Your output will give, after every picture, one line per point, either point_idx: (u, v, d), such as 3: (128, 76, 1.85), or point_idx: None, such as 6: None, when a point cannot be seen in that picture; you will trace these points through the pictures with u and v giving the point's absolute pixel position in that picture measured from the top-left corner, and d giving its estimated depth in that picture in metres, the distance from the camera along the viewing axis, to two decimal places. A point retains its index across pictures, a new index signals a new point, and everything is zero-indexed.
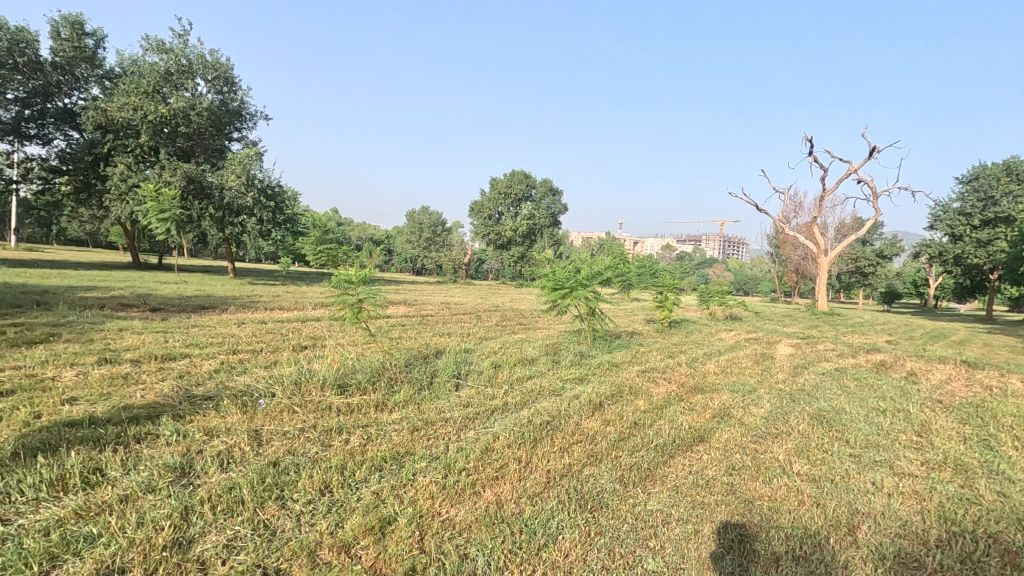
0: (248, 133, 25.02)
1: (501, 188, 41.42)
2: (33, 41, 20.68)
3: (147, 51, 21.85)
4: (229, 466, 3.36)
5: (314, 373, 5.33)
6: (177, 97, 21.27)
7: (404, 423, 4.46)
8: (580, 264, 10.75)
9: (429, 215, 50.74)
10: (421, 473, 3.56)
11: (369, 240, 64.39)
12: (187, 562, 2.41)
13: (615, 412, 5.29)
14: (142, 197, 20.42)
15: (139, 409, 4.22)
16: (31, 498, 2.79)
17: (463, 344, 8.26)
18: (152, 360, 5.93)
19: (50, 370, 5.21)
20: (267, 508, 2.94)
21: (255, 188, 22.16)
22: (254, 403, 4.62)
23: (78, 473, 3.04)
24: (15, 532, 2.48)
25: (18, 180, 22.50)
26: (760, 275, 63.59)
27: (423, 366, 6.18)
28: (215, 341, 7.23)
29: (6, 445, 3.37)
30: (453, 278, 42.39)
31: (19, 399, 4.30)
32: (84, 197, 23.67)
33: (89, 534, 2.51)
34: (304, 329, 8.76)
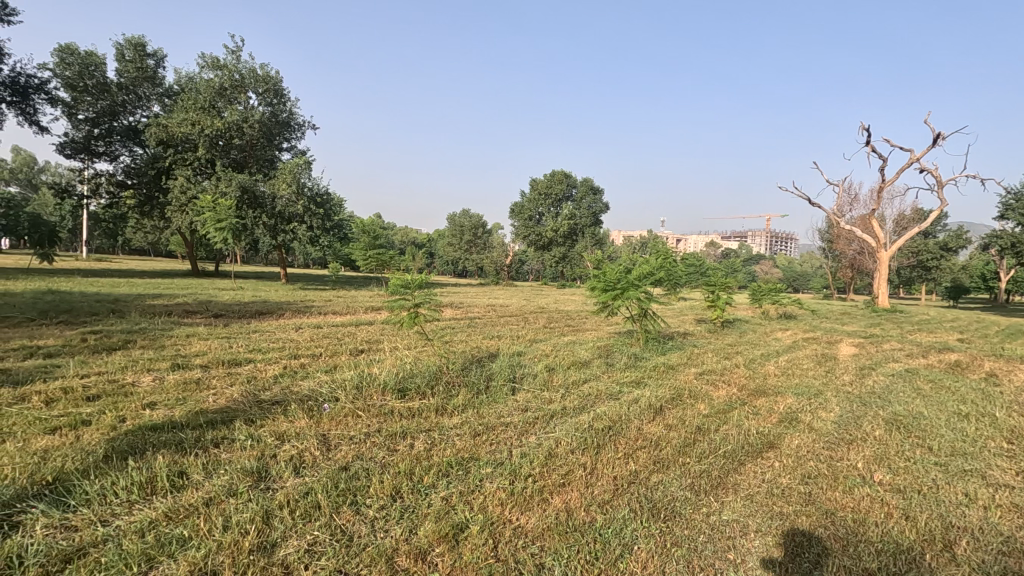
0: (297, 143, 25.80)
1: (541, 189, 41.44)
2: (100, 65, 22.19)
3: (203, 69, 22.87)
4: (302, 471, 3.44)
5: (374, 377, 5.41)
6: (231, 111, 22.22)
7: (466, 427, 4.47)
8: (629, 264, 10.57)
9: (470, 218, 51.23)
10: (488, 479, 3.54)
11: (411, 244, 65.59)
12: (273, 567, 2.47)
13: (676, 416, 5.14)
14: (200, 208, 21.37)
15: (213, 414, 4.38)
16: (124, 501, 2.92)
17: (516, 347, 8.22)
18: (220, 366, 6.16)
19: (130, 375, 5.50)
20: (343, 514, 2.98)
21: (304, 196, 22.91)
22: (319, 407, 4.73)
23: (165, 476, 3.16)
24: (113, 533, 2.60)
25: (89, 195, 23.96)
26: (811, 271, 61.18)
27: (478, 370, 6.17)
28: (276, 346, 7.45)
29: (97, 448, 3.56)
30: (495, 280, 42.61)
31: (105, 404, 4.55)
32: (148, 209, 24.98)
33: (180, 536, 2.61)
34: (359, 333, 8.94)
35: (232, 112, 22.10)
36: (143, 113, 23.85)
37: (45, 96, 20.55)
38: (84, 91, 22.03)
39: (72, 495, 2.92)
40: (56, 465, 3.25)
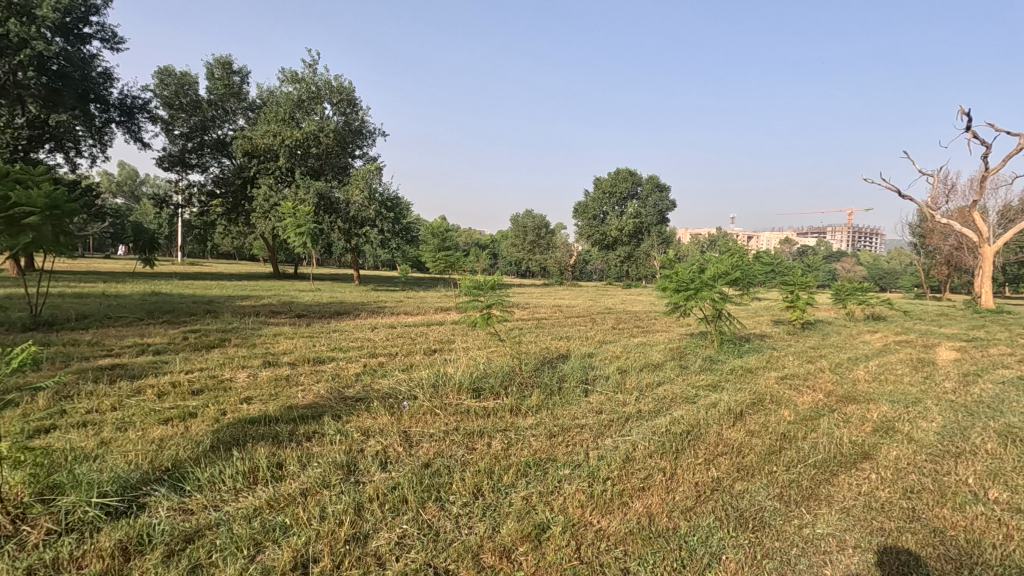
0: (368, 150, 26.82)
1: (605, 188, 40.97)
2: (193, 84, 24.06)
3: (283, 83, 24.25)
4: (387, 466, 3.59)
5: (450, 377, 5.53)
6: (309, 122, 23.44)
7: (541, 428, 4.49)
8: (702, 263, 10.24)
9: (533, 219, 51.52)
10: (567, 481, 3.55)
11: (475, 245, 66.68)
12: (367, 556, 2.59)
13: (758, 423, 4.92)
14: (281, 214, 22.70)
15: (303, 409, 4.64)
16: (231, 488, 3.16)
17: (586, 348, 8.15)
18: (306, 363, 6.53)
19: (228, 372, 5.93)
20: (428, 509, 3.08)
21: (376, 201, 23.79)
22: (400, 405, 4.90)
23: (266, 467, 3.39)
24: (224, 518, 2.81)
25: (184, 204, 26.06)
26: (900, 269, 56.81)
27: (550, 371, 6.18)
28: (355, 346, 7.78)
29: (205, 438, 3.87)
30: (559, 280, 42.55)
31: (208, 398, 4.94)
32: (234, 216, 26.88)
33: (283, 523, 2.79)
34: (431, 333, 9.16)
35: (309, 123, 23.29)
36: (230, 126, 25.64)
37: (147, 115, 22.57)
38: (179, 108, 23.98)
39: (187, 480, 3.20)
40: (171, 452, 3.57)
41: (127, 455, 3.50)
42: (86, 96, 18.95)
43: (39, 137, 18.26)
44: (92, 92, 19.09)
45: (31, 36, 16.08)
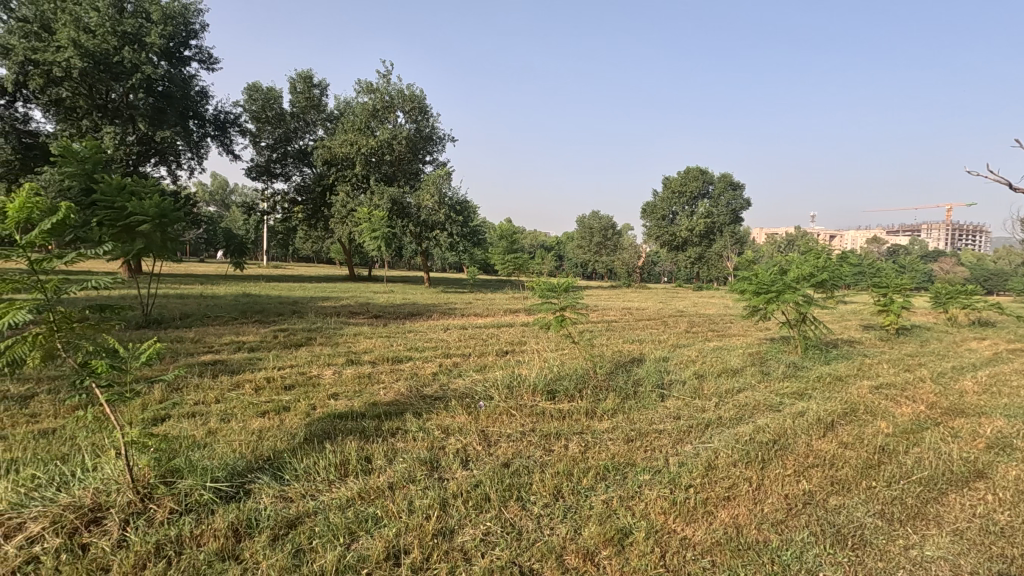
0: (439, 155, 27.52)
1: (675, 187, 39.81)
2: (278, 98, 25.65)
3: (359, 93, 25.35)
4: (468, 464, 3.68)
5: (525, 378, 5.58)
6: (383, 130, 24.38)
7: (618, 432, 4.44)
8: (784, 264, 9.73)
9: (599, 220, 51.16)
10: (647, 486, 3.48)
11: (540, 247, 66.96)
12: (454, 551, 2.66)
13: (852, 434, 4.61)
14: (357, 220, 23.76)
15: (386, 406, 4.85)
16: (325, 478, 3.35)
17: (660, 352, 7.96)
18: (385, 362, 6.80)
19: (315, 369, 6.28)
20: (510, 508, 3.12)
21: (445, 205, 24.37)
22: (476, 404, 5.01)
23: (355, 460, 3.57)
24: (321, 506, 2.99)
25: (269, 211, 27.89)
26: (1010, 270, 51.41)
27: (624, 374, 6.10)
28: (430, 346, 8.01)
29: (300, 431, 4.14)
30: (627, 282, 41.89)
31: (299, 393, 5.26)
32: (314, 221, 28.44)
33: (374, 514, 2.92)
34: (503, 335, 9.28)
35: (383, 131, 24.24)
36: (310, 137, 27.14)
37: (238, 129, 24.32)
38: (266, 121, 25.71)
39: (285, 470, 3.42)
40: (270, 443, 3.83)
41: (232, 443, 3.80)
42: (186, 113, 20.66)
43: (147, 153, 20.00)
44: (191, 110, 20.79)
45: (141, 62, 17.76)
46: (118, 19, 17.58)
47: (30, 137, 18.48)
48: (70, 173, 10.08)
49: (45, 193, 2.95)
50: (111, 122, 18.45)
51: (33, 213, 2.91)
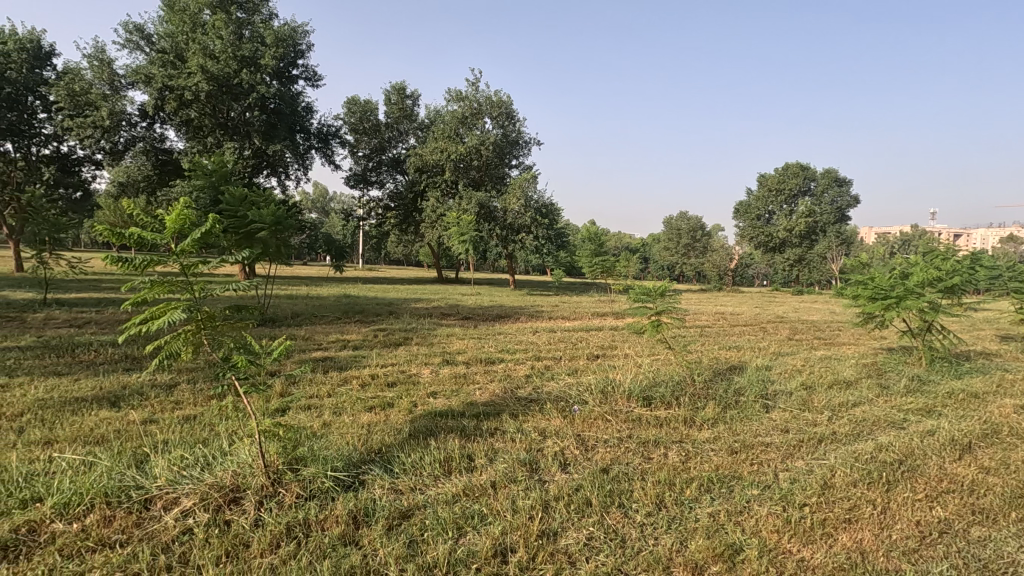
0: (525, 159, 27.80)
1: (772, 185, 37.44)
2: (374, 109, 27.11)
3: (449, 102, 26.20)
4: (567, 467, 3.70)
5: (619, 384, 5.49)
6: (471, 136, 25.02)
7: (721, 443, 4.25)
8: (905, 266, 8.84)
9: (689, 221, 49.44)
10: (757, 502, 3.31)
11: (625, 249, 65.78)
12: (559, 553, 2.68)
13: (995, 459, 4.10)
14: (447, 224, 24.62)
15: (483, 406, 4.97)
16: (431, 474, 3.49)
17: (761, 360, 7.54)
18: (479, 363, 6.98)
19: (414, 368, 6.58)
20: (612, 514, 3.09)
21: (531, 208, 24.53)
22: (570, 408, 5.01)
23: (458, 458, 3.69)
24: (429, 501, 3.12)
25: (365, 217, 29.55)
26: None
27: (724, 383, 5.84)
28: (521, 348, 8.12)
29: (405, 426, 4.36)
30: (719, 285, 40.09)
31: (401, 390, 5.54)
32: (405, 226, 29.72)
33: (479, 512, 3.01)
34: (591, 339, 9.21)
35: (472, 138, 24.88)
36: (403, 145, 28.44)
37: (338, 140, 25.98)
38: (363, 133, 27.28)
39: (395, 463, 3.62)
40: (380, 437, 4.07)
41: (345, 436, 4.07)
42: (294, 127, 22.36)
43: (260, 165, 21.86)
44: (298, 124, 22.47)
45: (256, 82, 19.45)
46: (238, 45, 19.39)
47: (165, 154, 20.77)
48: (201, 184, 11.31)
49: (194, 208, 3.31)
50: (231, 138, 20.37)
51: (184, 224, 3.26)
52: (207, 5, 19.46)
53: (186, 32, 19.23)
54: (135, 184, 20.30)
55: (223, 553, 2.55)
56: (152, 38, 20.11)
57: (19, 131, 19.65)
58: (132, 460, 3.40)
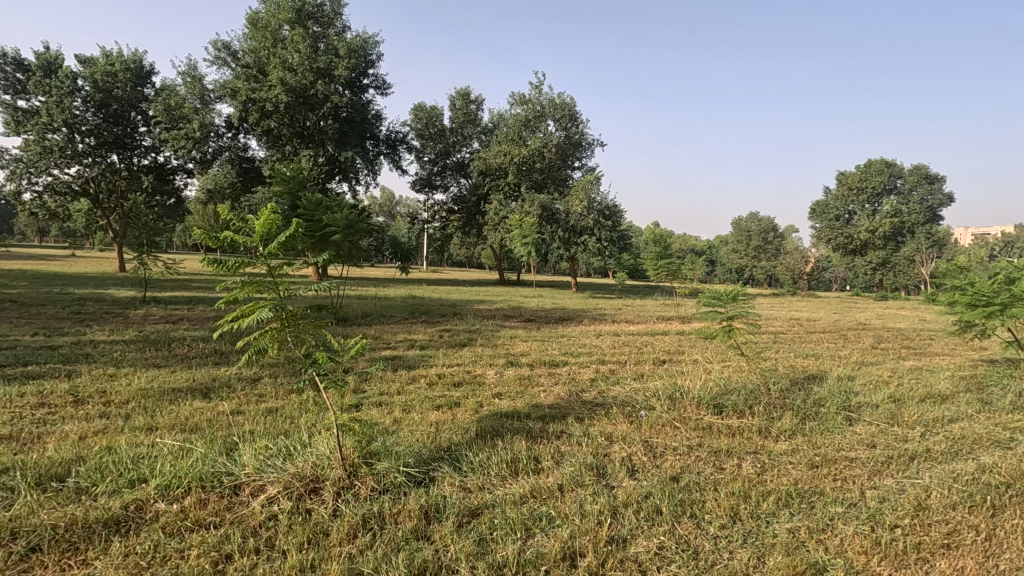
0: (588, 161, 27.54)
1: (852, 184, 35.31)
2: (439, 115, 27.77)
3: (513, 106, 26.41)
4: (636, 473, 3.63)
5: (688, 390, 5.32)
6: (534, 139, 25.11)
7: (800, 456, 4.03)
8: (1011, 269, 8.03)
9: (759, 222, 47.47)
10: (841, 520, 3.11)
11: (691, 251, 64.00)
12: (629, 561, 2.63)
13: None
14: (510, 226, 24.90)
15: (548, 409, 4.97)
16: (498, 474, 3.53)
17: (841, 369, 7.10)
18: (543, 365, 6.99)
19: (479, 368, 6.68)
20: (683, 524, 3.00)
21: (594, 210, 24.22)
22: (637, 414, 4.91)
23: (525, 460, 3.71)
24: (497, 500, 3.15)
25: (429, 220, 30.36)
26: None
27: (802, 392, 5.54)
28: (584, 351, 8.05)
29: (472, 426, 4.43)
30: (792, 289, 38.17)
31: (467, 390, 5.63)
32: (468, 228, 30.23)
33: (547, 514, 3.01)
34: (657, 343, 8.99)
35: (534, 141, 24.94)
36: (467, 150, 28.90)
37: (405, 146, 26.81)
38: (428, 138, 28.02)
39: (463, 461, 3.68)
40: (448, 434, 4.17)
41: (415, 432, 4.19)
42: (364, 134, 23.27)
43: (333, 171, 22.91)
44: (368, 132, 23.35)
45: (330, 92, 20.40)
46: (314, 57, 20.42)
47: (247, 162, 22.15)
48: (281, 190, 12.03)
49: (280, 212, 3.50)
50: (307, 146, 21.47)
51: (271, 228, 3.45)
52: (287, 21, 20.59)
53: (267, 47, 20.44)
54: (222, 191, 21.82)
55: (305, 540, 2.68)
56: (238, 55, 21.55)
57: (123, 144, 21.62)
58: (224, 448, 3.66)
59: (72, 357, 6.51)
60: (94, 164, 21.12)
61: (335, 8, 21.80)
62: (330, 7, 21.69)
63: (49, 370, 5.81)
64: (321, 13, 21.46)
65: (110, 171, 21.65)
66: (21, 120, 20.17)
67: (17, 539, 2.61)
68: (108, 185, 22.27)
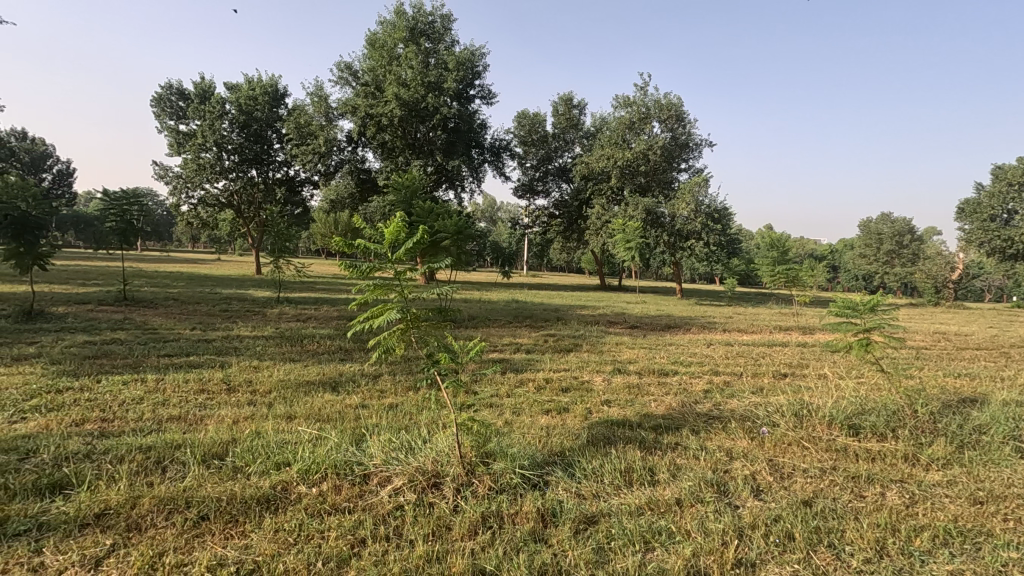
0: (695, 162, 26.36)
1: (1011, 179, 30.58)
2: (542, 121, 28.12)
3: (617, 109, 25.99)
4: (761, 494, 3.40)
5: (817, 408, 4.90)
6: (639, 141, 24.55)
7: (957, 489, 3.55)
8: None
9: (893, 223, 42.83)
10: (1017, 567, 2.68)
11: (810, 256, 59.18)
12: None
13: None
14: (613, 231, 24.57)
15: (660, 419, 4.82)
16: (612, 483, 3.47)
17: (1005, 392, 6.16)
18: (652, 374, 6.78)
19: (587, 375, 6.63)
20: (820, 553, 2.76)
21: (703, 213, 23.08)
22: (758, 429, 4.61)
23: (640, 471, 3.61)
24: (613, 510, 3.10)
25: (531, 224, 30.79)
26: None
27: (958, 417, 4.87)
28: (695, 361, 7.69)
29: (583, 432, 4.41)
30: (935, 297, 33.84)
31: (575, 396, 5.62)
32: (569, 233, 30.22)
33: (666, 528, 2.91)
34: (777, 355, 8.36)
35: (639, 143, 24.38)
36: (569, 155, 28.92)
37: (508, 153, 27.42)
38: (531, 144, 28.51)
39: (576, 468, 3.66)
40: (559, 440, 4.17)
41: (526, 435, 4.25)
42: (470, 143, 24.08)
43: (440, 179, 23.96)
44: (474, 141, 24.16)
45: (439, 104, 21.33)
46: (425, 72, 21.48)
47: (365, 173, 23.78)
48: (396, 199, 12.79)
49: (406, 220, 3.71)
50: (417, 156, 22.59)
51: (399, 234, 3.68)
52: (401, 39, 21.87)
53: (384, 65, 21.83)
54: (342, 201, 23.62)
55: (431, 532, 2.81)
56: (358, 74, 23.24)
57: (261, 160, 24.17)
58: (353, 439, 3.95)
59: (224, 349, 7.39)
60: (238, 178, 23.83)
61: (445, 24, 22.78)
62: (440, 23, 22.72)
63: (207, 360, 6.64)
64: (432, 30, 22.55)
65: (250, 184, 24.31)
66: (182, 142, 23.27)
67: (190, 507, 2.99)
68: (248, 198, 25.02)
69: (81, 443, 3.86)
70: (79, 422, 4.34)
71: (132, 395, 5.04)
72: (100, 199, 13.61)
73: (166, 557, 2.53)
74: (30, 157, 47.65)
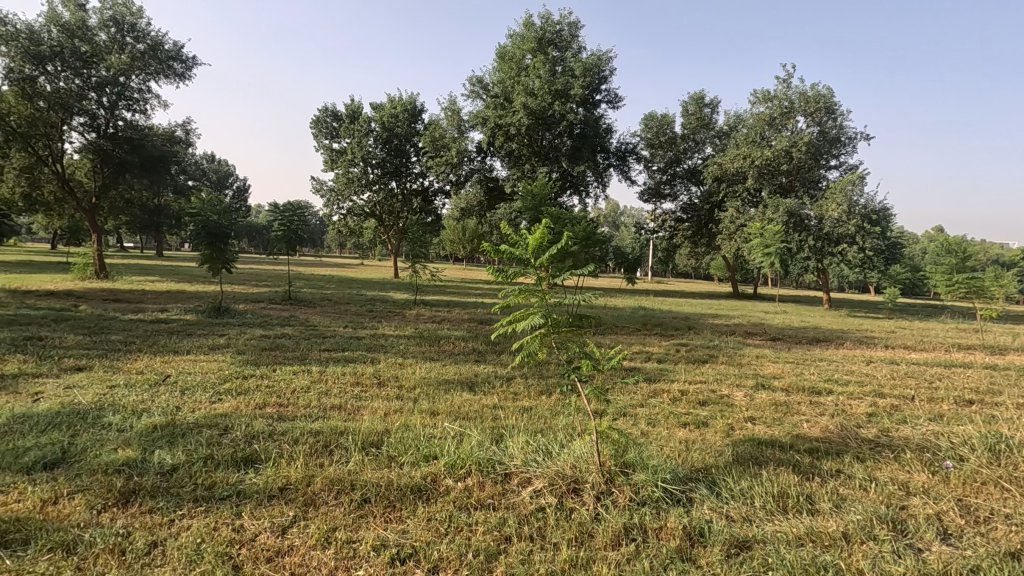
0: (848, 158, 23.71)
1: None
2: (671, 123, 27.14)
3: (756, 104, 24.25)
4: (948, 538, 2.95)
5: (1021, 445, 4.12)
6: (781, 138, 22.71)
7: None
8: None
9: None
10: None
11: (996, 262, 50.26)
12: None
13: None
14: (749, 235, 22.96)
15: (816, 443, 4.38)
16: (764, 507, 3.23)
17: None
18: (802, 393, 6.18)
19: (727, 389, 6.23)
20: None
21: (858, 214, 20.58)
22: (940, 463, 4.00)
23: (797, 498, 3.31)
24: (768, 537, 2.87)
25: (656, 229, 29.82)
26: None
27: None
28: (854, 380, 6.87)
29: (726, 450, 4.15)
30: None
31: (715, 410, 5.31)
32: (699, 238, 28.84)
33: (832, 563, 2.62)
34: (959, 378, 7.17)
35: (780, 140, 22.54)
36: (700, 156, 27.55)
37: (634, 156, 26.85)
38: (659, 146, 27.62)
39: (722, 487, 3.46)
40: (700, 455, 3.97)
41: (665, 448, 4.10)
42: (596, 149, 23.98)
43: (566, 185, 24.18)
44: (600, 146, 24.02)
45: (566, 112, 21.56)
46: (552, 81, 21.76)
47: (493, 182, 24.68)
48: (524, 207, 13.07)
49: (548, 228, 3.74)
50: (544, 163, 22.96)
51: (541, 242, 3.72)
52: (529, 50, 22.45)
53: (513, 76, 22.51)
54: (472, 208, 24.76)
55: (573, 537, 2.82)
56: (488, 87, 24.18)
57: (400, 172, 26.12)
58: (493, 438, 4.09)
59: (373, 347, 8.07)
60: (380, 190, 26.00)
61: (573, 31, 22.96)
62: (568, 30, 22.93)
63: (358, 356, 7.30)
64: (560, 38, 22.79)
65: (389, 195, 26.37)
66: (335, 158, 25.91)
67: (354, 489, 3.31)
68: (389, 208, 27.20)
69: (264, 424, 4.45)
70: (261, 405, 5.01)
71: (301, 384, 5.71)
72: (271, 210, 15.67)
73: (338, 532, 2.81)
74: (217, 175, 56.17)
